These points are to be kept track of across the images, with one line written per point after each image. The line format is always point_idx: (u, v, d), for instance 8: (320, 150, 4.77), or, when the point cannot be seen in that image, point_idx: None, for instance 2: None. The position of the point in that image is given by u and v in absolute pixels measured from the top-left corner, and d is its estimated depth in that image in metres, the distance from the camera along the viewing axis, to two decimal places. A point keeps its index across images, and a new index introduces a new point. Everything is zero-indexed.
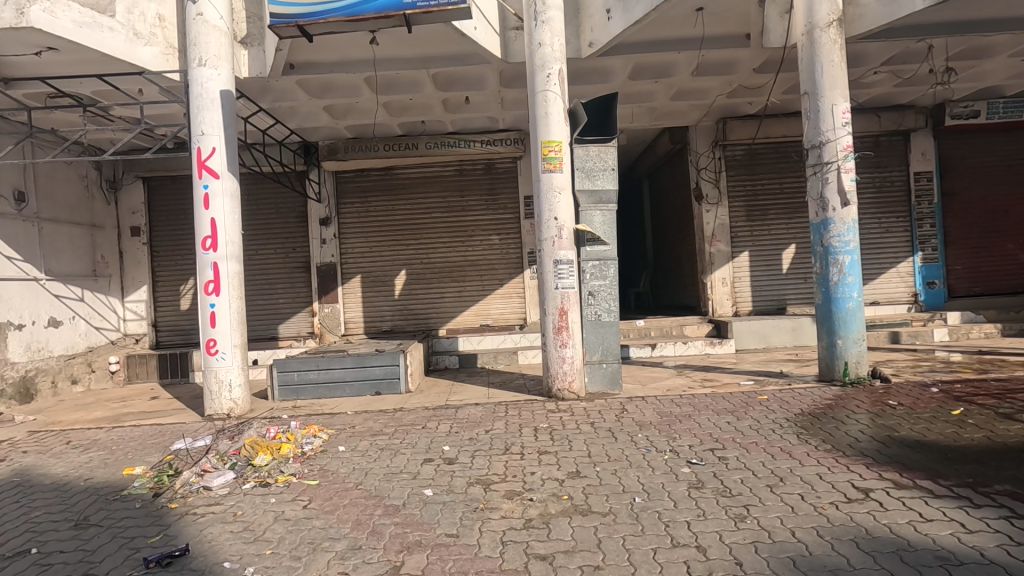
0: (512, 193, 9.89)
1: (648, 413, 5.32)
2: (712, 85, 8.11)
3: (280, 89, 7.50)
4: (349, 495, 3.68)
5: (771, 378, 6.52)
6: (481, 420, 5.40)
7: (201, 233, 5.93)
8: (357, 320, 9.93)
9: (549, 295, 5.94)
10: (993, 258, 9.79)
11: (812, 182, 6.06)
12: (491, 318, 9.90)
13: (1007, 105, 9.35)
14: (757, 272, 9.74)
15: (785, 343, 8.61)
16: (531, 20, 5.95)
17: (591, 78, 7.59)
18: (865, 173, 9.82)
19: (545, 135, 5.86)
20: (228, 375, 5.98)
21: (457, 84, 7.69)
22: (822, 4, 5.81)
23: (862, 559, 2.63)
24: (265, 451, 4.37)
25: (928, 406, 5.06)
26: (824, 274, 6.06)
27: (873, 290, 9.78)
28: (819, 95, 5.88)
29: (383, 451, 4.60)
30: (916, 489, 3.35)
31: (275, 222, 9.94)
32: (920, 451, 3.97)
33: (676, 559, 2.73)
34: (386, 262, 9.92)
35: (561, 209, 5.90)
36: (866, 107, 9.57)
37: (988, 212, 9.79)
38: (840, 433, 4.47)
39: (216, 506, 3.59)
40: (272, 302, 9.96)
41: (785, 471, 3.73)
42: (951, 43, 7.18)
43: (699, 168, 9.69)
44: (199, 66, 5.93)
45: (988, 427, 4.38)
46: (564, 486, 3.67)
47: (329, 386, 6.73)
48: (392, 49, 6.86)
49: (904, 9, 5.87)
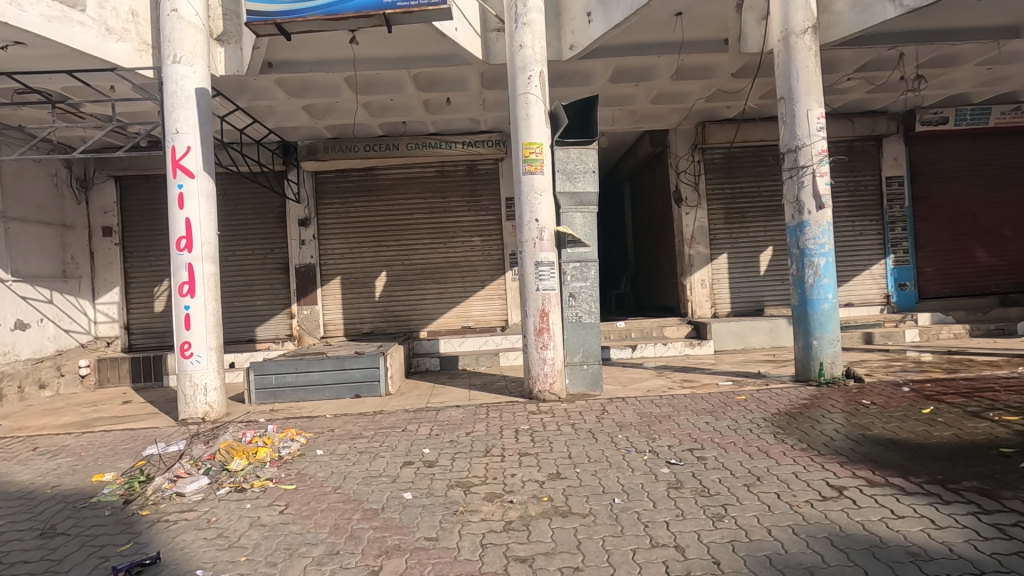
0: (494, 195, 9.88)
1: (628, 414, 5.36)
2: (692, 89, 8.20)
3: (258, 88, 7.39)
4: (327, 500, 3.63)
5: (749, 378, 6.62)
6: (462, 422, 5.37)
7: (175, 233, 5.80)
8: (337, 322, 9.82)
9: (531, 296, 5.93)
10: (961, 262, 10.07)
11: (788, 185, 6.17)
12: (473, 319, 9.87)
13: (974, 111, 9.61)
14: (736, 274, 9.88)
15: (762, 343, 8.75)
16: (512, 22, 5.95)
17: (572, 81, 7.64)
18: (839, 177, 10.03)
19: (527, 137, 5.86)
20: (204, 379, 5.85)
21: (438, 84, 7.66)
22: (798, 10, 5.92)
23: (836, 556, 2.68)
24: (241, 455, 4.30)
25: (900, 404, 5.17)
26: (799, 276, 6.16)
27: (848, 291, 9.98)
28: (795, 100, 5.99)
29: (362, 454, 4.55)
30: (887, 486, 3.43)
31: (253, 223, 9.78)
32: (892, 449, 4.06)
33: (655, 558, 2.75)
34: (367, 263, 9.83)
35: (542, 211, 5.91)
36: (840, 113, 9.78)
37: (956, 216, 10.07)
38: (816, 431, 4.55)
39: (189, 513, 3.51)
40: (250, 305, 9.80)
41: (762, 471, 3.77)
42: (922, 51, 7.37)
43: (679, 171, 9.80)
44: (174, 63, 5.81)
45: (958, 425, 4.50)
46: (545, 487, 3.68)
47: (308, 389, 6.65)
48: (372, 49, 6.80)
49: (876, 16, 6.01)
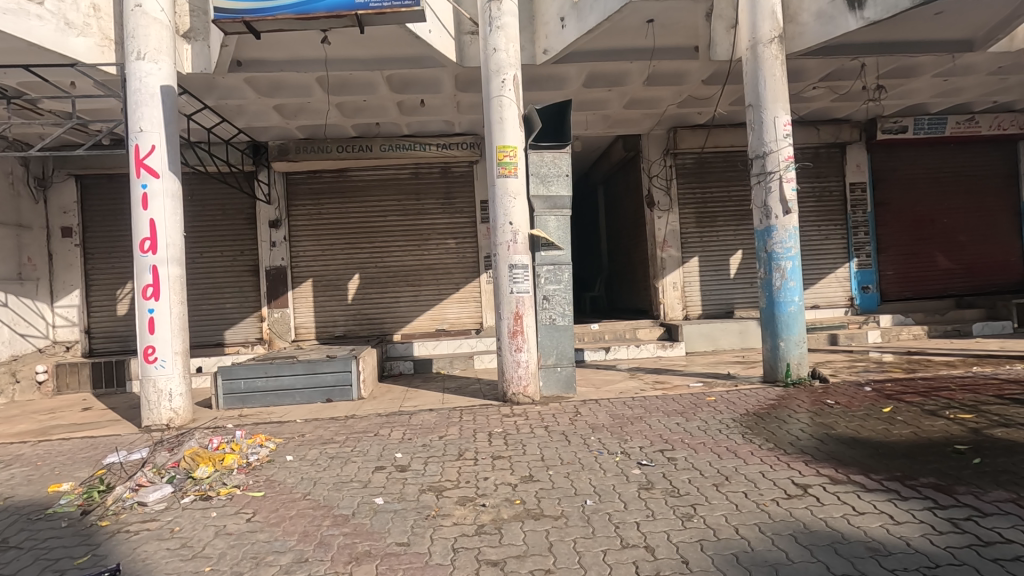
0: (469, 197, 9.86)
1: (601, 415, 5.42)
2: (664, 95, 8.34)
3: (227, 87, 7.25)
4: (296, 506, 3.57)
5: (719, 379, 6.75)
6: (435, 426, 5.34)
7: (139, 234, 5.63)
8: (309, 326, 9.67)
9: (505, 299, 5.93)
10: (921, 265, 10.44)
11: (756, 191, 6.30)
12: (448, 322, 9.83)
13: (931, 121, 10.02)
14: (707, 277, 10.06)
15: (732, 345, 8.92)
16: (486, 25, 5.96)
17: (546, 85, 7.70)
18: (806, 183, 10.30)
19: (501, 140, 5.87)
20: (169, 384, 5.69)
21: (413, 86, 7.61)
22: (765, 21, 6.08)
23: (799, 552, 2.75)
24: (207, 462, 4.21)
25: (862, 404, 5.34)
26: (767, 279, 6.31)
27: (814, 294, 10.27)
28: (762, 107, 6.13)
29: (333, 459, 4.49)
30: (849, 484, 3.53)
31: (222, 224, 9.57)
32: (854, 448, 4.18)
33: (625, 559, 2.78)
34: (339, 266, 9.71)
35: (515, 214, 5.92)
36: (806, 120, 10.06)
37: (916, 221, 10.45)
38: (782, 431, 4.66)
39: (151, 523, 3.41)
40: (218, 308, 9.58)
41: (731, 470, 3.85)
42: (882, 62, 7.64)
43: (651, 175, 9.95)
44: (137, 60, 5.65)
45: (915, 423, 4.67)
46: (517, 490, 3.68)
47: (277, 393, 6.51)
48: (344, 50, 6.71)
49: (839, 28, 6.22)
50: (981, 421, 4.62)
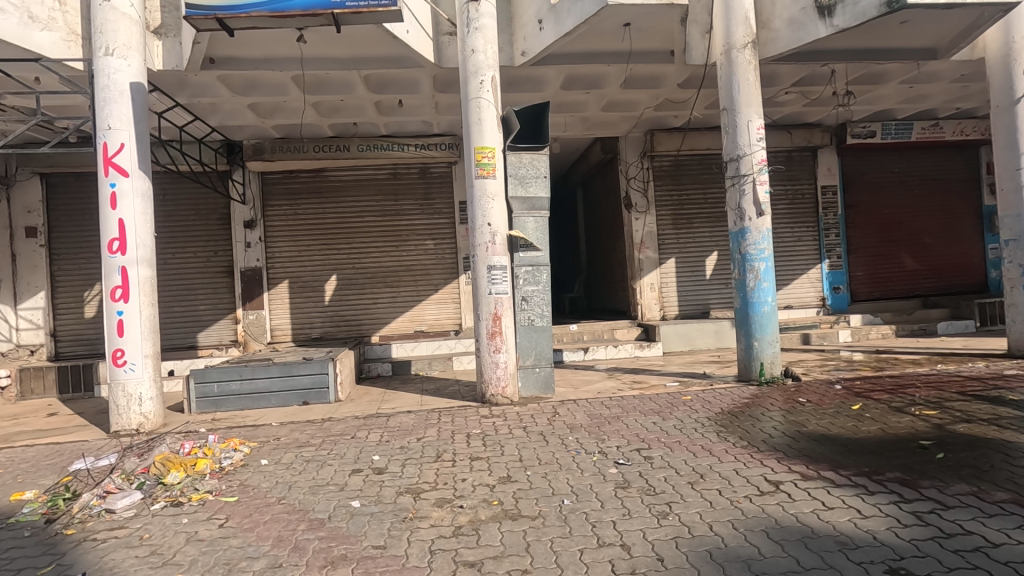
0: (448, 198, 9.84)
1: (579, 415, 5.45)
2: (641, 98, 8.43)
3: (199, 84, 7.12)
4: (271, 511, 3.51)
5: (695, 379, 6.84)
6: (413, 428, 5.31)
7: (107, 233, 5.49)
8: (285, 328, 9.53)
9: (483, 300, 5.93)
10: (889, 266, 10.73)
11: (730, 193, 6.41)
12: (426, 323, 9.78)
13: (898, 126, 10.31)
14: (684, 278, 10.19)
15: (708, 345, 9.07)
16: (464, 26, 5.95)
17: (524, 87, 7.73)
18: (779, 185, 10.51)
19: (479, 141, 5.87)
20: (139, 388, 5.55)
21: (390, 86, 7.57)
22: (738, 26, 6.19)
23: (771, 547, 2.80)
24: (178, 468, 4.12)
25: (833, 401, 5.48)
26: (741, 280, 6.42)
27: (787, 294, 10.49)
28: (736, 111, 6.24)
29: (309, 462, 4.44)
30: (820, 480, 3.61)
31: (194, 224, 9.39)
32: (825, 444, 4.29)
33: (601, 558, 2.80)
34: (316, 267, 9.59)
35: (493, 215, 5.92)
36: (779, 124, 10.27)
37: (884, 223, 10.74)
38: (755, 429, 4.75)
39: (120, 530, 3.33)
40: (191, 310, 9.39)
41: (705, 468, 3.91)
42: (851, 69, 7.84)
43: (629, 177, 10.05)
44: (106, 56, 5.51)
45: (883, 420, 4.80)
46: (495, 491, 3.68)
47: (252, 397, 6.42)
48: (320, 49, 6.63)
49: (810, 35, 6.38)
50: (944, 417, 4.78)
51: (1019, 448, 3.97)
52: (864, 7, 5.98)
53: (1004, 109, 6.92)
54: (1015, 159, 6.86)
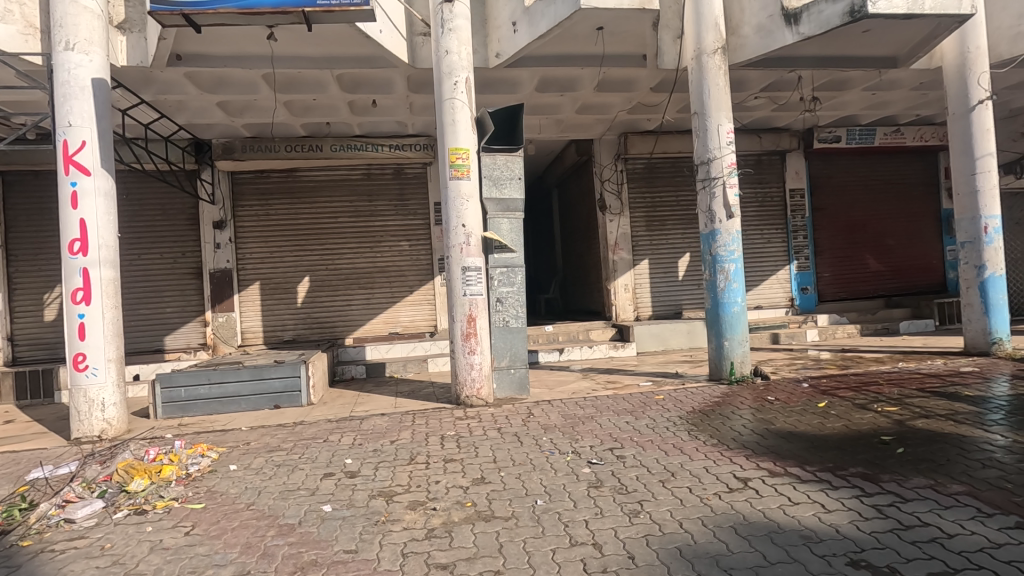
0: (423, 199, 9.80)
1: (553, 416, 5.47)
2: (615, 101, 8.53)
3: (166, 81, 6.95)
4: (239, 517, 3.44)
5: (667, 378, 6.94)
6: (387, 430, 5.26)
7: (68, 234, 5.32)
8: (256, 330, 9.36)
9: (457, 302, 5.91)
10: (854, 267, 11.05)
11: (701, 196, 6.52)
12: (401, 325, 9.70)
13: (862, 132, 10.61)
14: (657, 279, 10.33)
15: (681, 345, 9.21)
16: (438, 27, 5.93)
17: (499, 88, 7.75)
18: (749, 188, 10.74)
19: (453, 142, 5.85)
20: (102, 394, 5.38)
21: (364, 86, 7.50)
22: (708, 32, 6.32)
23: (738, 543, 2.86)
24: (142, 475, 4.01)
25: (800, 399, 5.62)
26: (712, 281, 6.54)
27: (758, 295, 10.71)
28: (707, 114, 6.35)
29: (280, 467, 4.36)
30: (787, 475, 3.70)
31: (161, 224, 9.15)
32: (791, 441, 4.40)
33: (573, 557, 2.82)
34: (288, 268, 9.44)
35: (468, 217, 5.91)
36: (749, 128, 10.49)
37: (850, 226, 11.06)
38: (726, 427, 4.85)
39: (79, 540, 3.22)
40: (158, 313, 9.15)
41: (676, 466, 3.97)
42: (817, 75, 8.06)
43: (603, 179, 10.15)
44: (66, 50, 5.34)
45: (847, 417, 4.94)
46: (469, 492, 3.68)
47: (221, 401, 6.29)
48: (291, 47, 6.53)
49: (777, 42, 6.56)
50: (905, 412, 4.95)
51: (974, 441, 4.14)
52: (828, 16, 6.17)
53: (959, 116, 7.21)
54: (970, 164, 7.14)
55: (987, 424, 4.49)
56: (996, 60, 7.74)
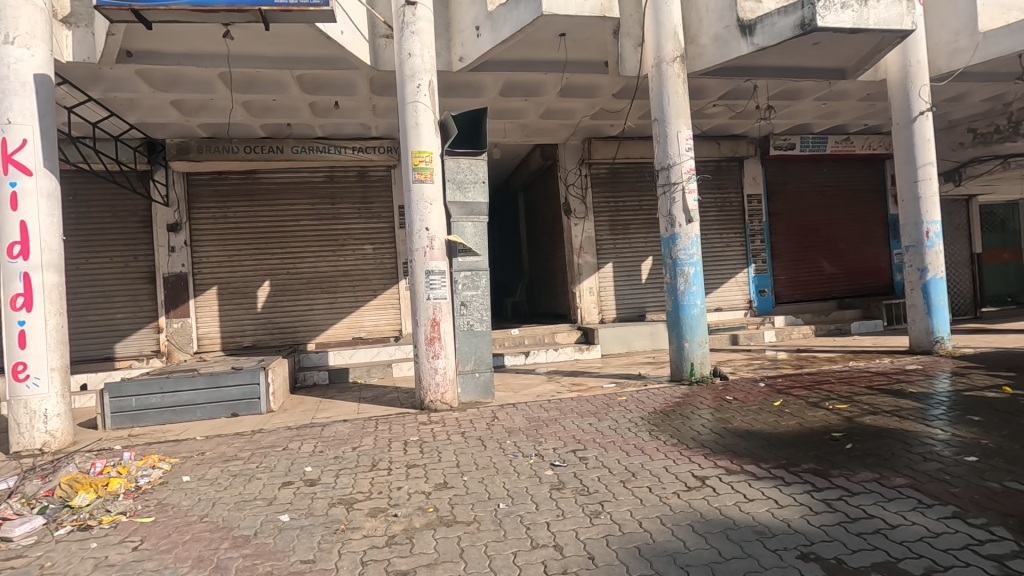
0: (387, 202, 9.71)
1: (518, 419, 5.48)
2: (578, 107, 8.64)
3: (115, 78, 6.70)
4: (191, 530, 3.33)
5: (631, 380, 7.05)
6: (349, 437, 5.18)
7: (6, 237, 5.04)
8: (213, 336, 9.08)
9: (421, 305, 5.87)
10: (809, 270, 11.45)
11: (662, 201, 6.66)
12: (365, 330, 9.56)
13: (814, 139, 11.06)
14: (621, 282, 10.49)
15: (644, 347, 9.37)
16: (400, 30, 5.90)
17: (463, 92, 7.76)
18: (708, 193, 11.02)
19: (416, 145, 5.82)
20: (44, 404, 5.12)
21: (325, 87, 7.39)
22: (668, 41, 6.47)
23: (695, 540, 2.93)
24: (87, 489, 3.83)
25: (757, 399, 5.79)
26: (672, 284, 6.67)
27: (717, 298, 10.99)
28: (666, 121, 6.49)
29: (236, 477, 4.24)
30: (742, 473, 3.81)
31: (111, 227, 8.79)
32: (748, 440, 4.52)
33: (535, 559, 2.83)
34: (247, 272, 9.19)
35: (432, 220, 5.88)
36: (708, 135, 10.75)
37: (804, 230, 11.46)
38: (686, 427, 4.95)
39: (16, 560, 3.05)
40: (107, 319, 8.77)
41: (637, 467, 4.04)
42: (771, 85, 8.34)
43: (567, 184, 10.26)
44: (5, 44, 5.09)
45: (801, 414, 5.12)
46: (431, 498, 3.65)
47: (175, 410, 6.06)
48: (249, 46, 6.39)
49: (733, 52, 6.78)
50: (854, 410, 5.16)
51: (916, 436, 4.34)
52: (781, 28, 6.38)
53: (902, 126, 7.57)
54: (913, 172, 7.51)
55: (929, 419, 4.73)
56: (936, 73, 8.15)
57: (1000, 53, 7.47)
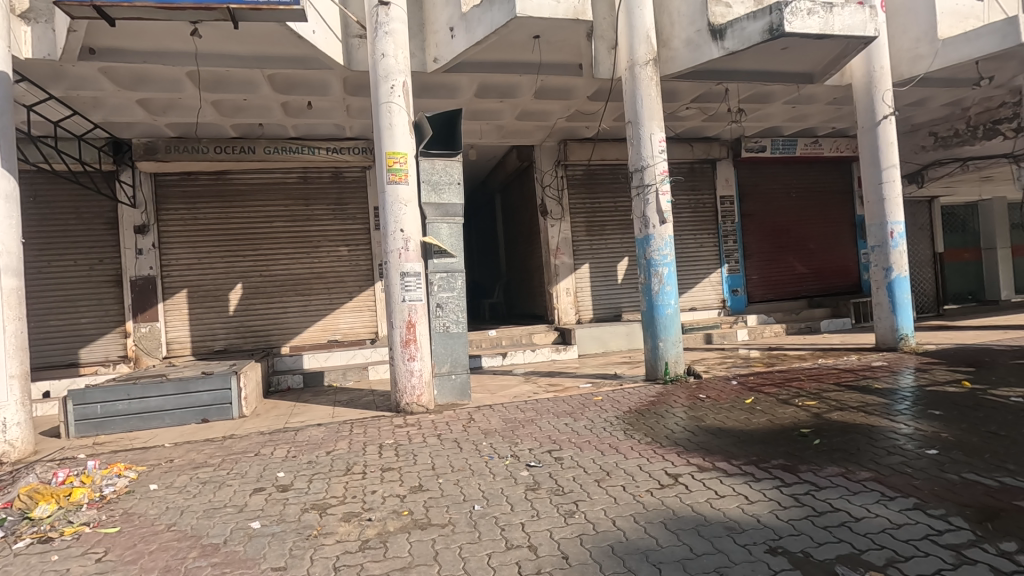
0: (362, 203, 9.62)
1: (494, 421, 5.47)
2: (554, 108, 8.69)
3: (78, 76, 6.51)
4: (158, 540, 3.25)
5: (607, 379, 7.10)
6: (323, 441, 5.11)
7: None
8: (183, 340, 8.87)
9: (396, 308, 5.82)
10: (780, 269, 11.70)
11: (636, 202, 6.73)
12: (341, 332, 9.45)
13: (784, 142, 11.28)
14: (597, 283, 10.57)
15: (620, 346, 9.46)
16: (373, 30, 5.85)
17: (438, 93, 7.74)
18: (683, 195, 11.18)
19: (390, 146, 5.78)
20: (2, 413, 4.93)
21: (298, 87, 7.30)
22: (641, 44, 6.54)
23: (668, 537, 2.97)
24: (48, 500, 3.70)
25: (729, 396, 5.89)
26: (647, 284, 6.75)
27: (692, 297, 11.15)
28: (640, 123, 6.57)
29: (205, 484, 4.15)
30: (714, 470, 3.87)
31: (75, 229, 8.53)
32: (721, 437, 4.60)
33: (509, 560, 2.84)
34: (219, 275, 9.01)
35: (407, 222, 5.85)
36: (682, 137, 10.90)
37: (775, 231, 11.71)
38: (660, 426, 5.01)
39: None
40: (71, 323, 8.51)
41: (612, 465, 4.08)
42: (742, 88, 8.51)
43: (544, 185, 10.29)
44: None
45: (771, 411, 5.23)
46: (405, 501, 3.63)
47: (143, 416, 5.91)
48: (219, 44, 6.28)
49: (704, 56, 6.89)
50: (822, 406, 5.29)
51: (881, 431, 4.47)
52: (750, 33, 6.51)
53: (867, 130, 7.80)
54: (877, 174, 7.73)
55: (893, 414, 4.87)
56: (898, 78, 8.41)
57: (958, 59, 7.77)
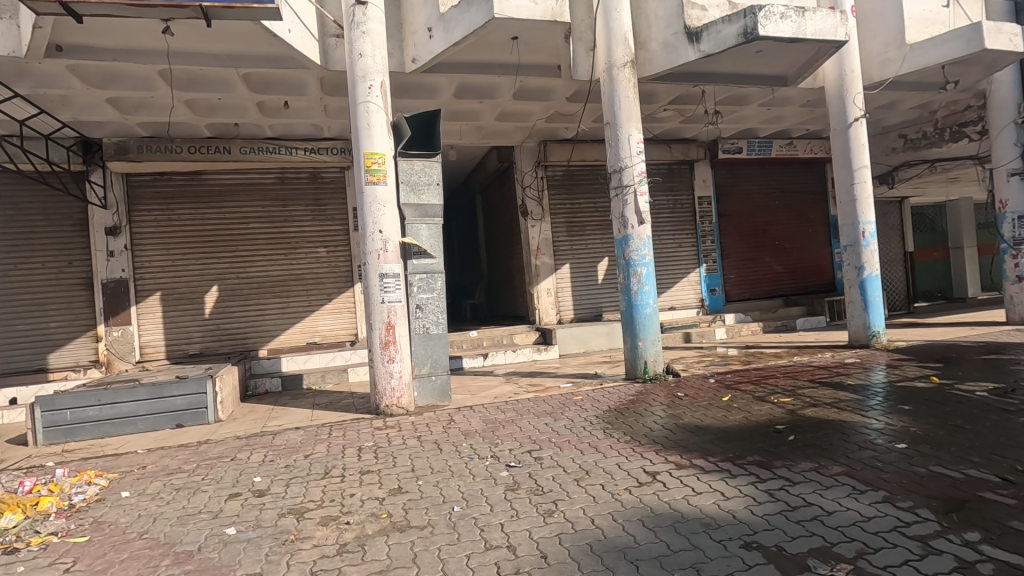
0: (341, 204, 9.53)
1: (474, 421, 5.47)
2: (533, 109, 8.72)
3: (45, 74, 6.34)
4: (129, 548, 3.18)
5: (587, 379, 7.14)
6: (301, 444, 5.06)
7: None
8: (157, 344, 8.69)
9: (375, 309, 5.78)
10: (757, 269, 11.88)
11: (614, 203, 6.79)
12: (320, 334, 9.34)
13: (760, 143, 11.47)
14: (578, 283, 10.63)
15: (601, 346, 9.52)
16: (350, 29, 5.81)
17: (417, 93, 7.71)
18: (661, 195, 11.29)
19: (368, 146, 5.74)
20: None
21: (274, 87, 7.21)
22: (618, 46, 6.60)
23: (645, 534, 3.00)
24: (14, 509, 3.60)
25: (707, 394, 5.96)
26: (626, 284, 6.81)
27: (671, 297, 11.26)
28: (618, 124, 6.63)
29: (179, 491, 4.07)
30: (691, 467, 3.92)
31: (42, 231, 8.30)
32: (699, 434, 4.66)
33: (488, 561, 2.84)
34: (194, 277, 8.85)
35: (385, 222, 5.81)
36: (660, 138, 11.02)
37: (752, 230, 11.89)
38: (639, 424, 5.05)
39: None
40: (39, 328, 8.27)
41: (591, 464, 4.10)
42: (718, 90, 8.63)
43: (524, 186, 10.31)
44: None
45: (747, 409, 5.32)
46: (384, 504, 3.61)
47: (114, 422, 5.77)
48: (192, 43, 6.17)
49: (680, 58, 6.98)
50: (796, 402, 5.39)
51: (853, 426, 4.57)
52: (725, 36, 6.61)
53: (839, 132, 7.96)
54: (849, 175, 7.90)
55: (865, 410, 4.99)
56: (869, 82, 8.61)
57: (926, 64, 7.96)
